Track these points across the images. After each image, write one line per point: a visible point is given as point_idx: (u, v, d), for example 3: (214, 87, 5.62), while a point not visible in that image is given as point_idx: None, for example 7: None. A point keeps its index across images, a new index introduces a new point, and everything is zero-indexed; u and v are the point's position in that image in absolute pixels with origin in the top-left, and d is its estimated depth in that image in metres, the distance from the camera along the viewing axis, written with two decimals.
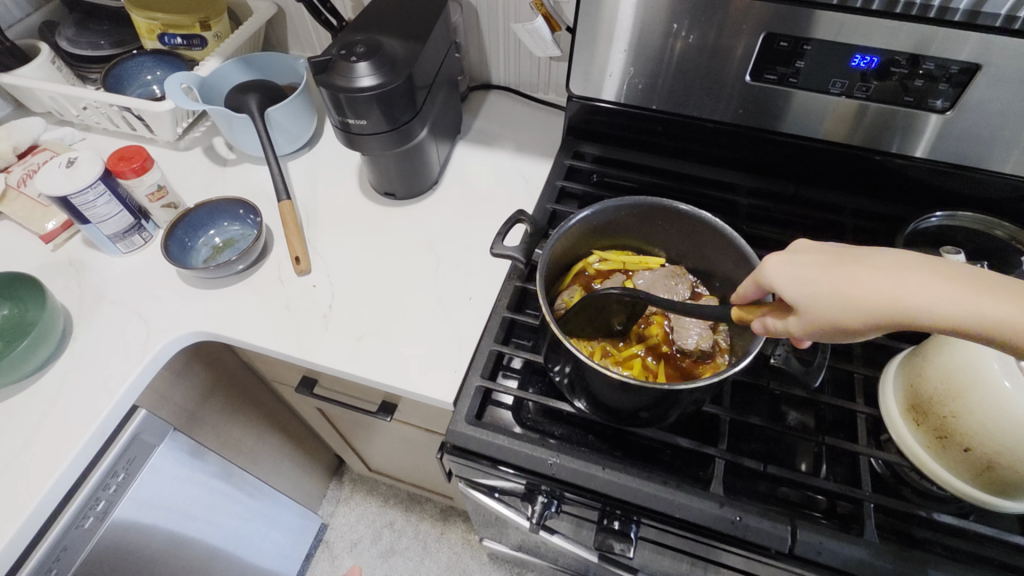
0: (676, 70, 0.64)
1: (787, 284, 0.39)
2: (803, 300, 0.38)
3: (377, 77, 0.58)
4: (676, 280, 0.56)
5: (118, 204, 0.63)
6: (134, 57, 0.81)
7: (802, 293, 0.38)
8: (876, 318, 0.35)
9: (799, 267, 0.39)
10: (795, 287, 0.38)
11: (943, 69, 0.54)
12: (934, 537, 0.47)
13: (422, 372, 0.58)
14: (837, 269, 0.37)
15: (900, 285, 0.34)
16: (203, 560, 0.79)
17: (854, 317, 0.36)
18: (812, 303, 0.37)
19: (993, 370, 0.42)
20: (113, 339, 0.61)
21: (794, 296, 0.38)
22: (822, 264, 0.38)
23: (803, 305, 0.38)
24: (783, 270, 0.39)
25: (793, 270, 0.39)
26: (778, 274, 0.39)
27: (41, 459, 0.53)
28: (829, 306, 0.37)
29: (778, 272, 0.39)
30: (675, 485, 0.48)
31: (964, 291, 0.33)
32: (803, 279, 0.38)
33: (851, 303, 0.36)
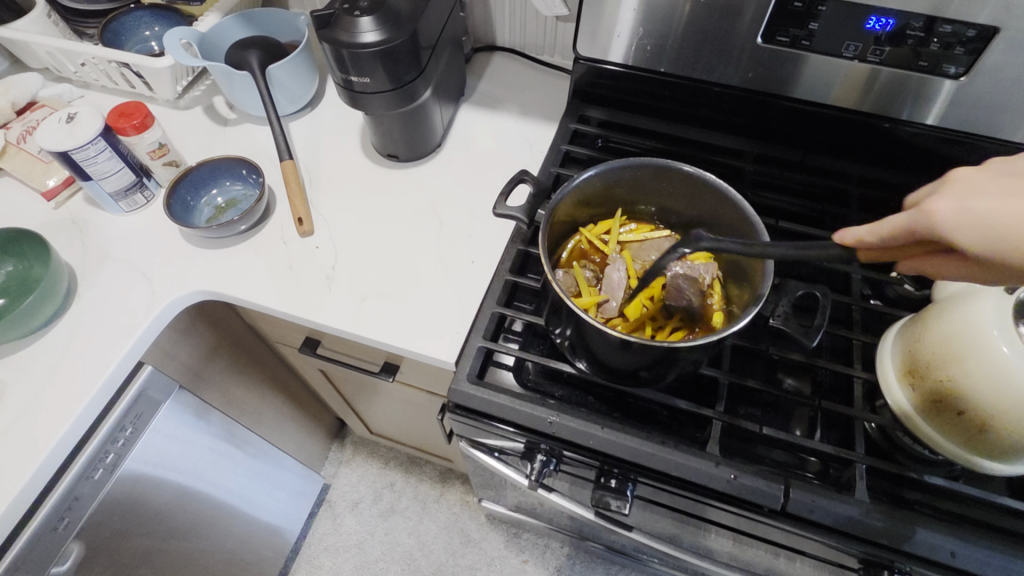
0: (685, 32, 0.63)
1: (972, 214, 0.33)
2: (981, 220, 0.32)
3: (381, 32, 0.57)
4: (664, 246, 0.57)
5: (120, 160, 0.63)
6: (132, 11, 0.79)
7: (983, 216, 0.32)
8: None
9: (995, 191, 0.33)
10: (999, 221, 0.32)
11: (959, 33, 0.53)
12: (923, 498, 0.48)
13: (425, 331, 0.59)
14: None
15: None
16: (211, 513, 0.81)
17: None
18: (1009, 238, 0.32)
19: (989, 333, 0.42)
20: (118, 297, 0.61)
21: (968, 220, 0.33)
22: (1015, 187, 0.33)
23: (979, 228, 0.32)
24: (962, 200, 0.33)
25: (987, 197, 0.33)
26: (969, 198, 0.33)
27: (52, 412, 0.55)
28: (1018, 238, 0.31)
29: (965, 201, 0.33)
30: (673, 445, 0.49)
31: None
32: (991, 201, 0.33)
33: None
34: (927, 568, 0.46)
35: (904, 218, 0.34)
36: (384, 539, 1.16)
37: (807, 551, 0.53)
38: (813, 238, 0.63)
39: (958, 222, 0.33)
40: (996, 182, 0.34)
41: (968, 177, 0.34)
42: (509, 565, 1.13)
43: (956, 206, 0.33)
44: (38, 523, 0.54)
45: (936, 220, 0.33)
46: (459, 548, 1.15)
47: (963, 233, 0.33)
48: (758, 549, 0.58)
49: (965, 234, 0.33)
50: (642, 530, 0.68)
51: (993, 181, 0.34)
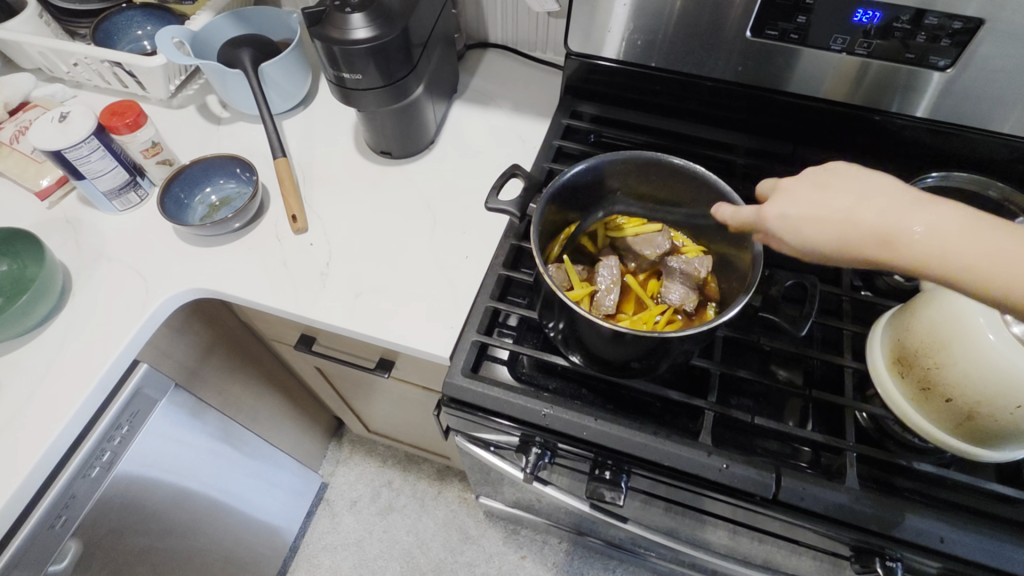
0: (675, 27, 0.63)
1: (791, 217, 0.37)
2: (796, 226, 0.37)
3: (373, 29, 0.57)
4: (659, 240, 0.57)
5: (113, 159, 0.63)
6: (124, 10, 0.79)
7: (800, 219, 0.37)
8: (861, 247, 0.35)
9: (807, 197, 0.37)
10: (809, 222, 0.36)
11: (945, 26, 0.54)
12: (914, 485, 0.49)
13: (419, 326, 0.59)
14: (846, 195, 0.36)
15: (899, 210, 0.34)
16: (208, 512, 0.81)
17: (855, 242, 0.35)
18: (818, 233, 0.36)
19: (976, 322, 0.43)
20: (113, 295, 0.62)
21: (784, 225, 0.37)
22: (828, 189, 0.37)
23: (799, 230, 0.37)
24: (785, 202, 0.37)
25: (802, 203, 0.37)
26: (788, 206, 0.37)
27: (47, 410, 0.55)
28: (831, 231, 0.35)
29: (785, 207, 0.37)
30: (665, 436, 0.49)
31: (953, 223, 0.32)
32: (801, 206, 0.37)
33: (846, 229, 0.35)
34: (918, 554, 0.46)
35: (749, 212, 0.39)
36: (383, 537, 1.16)
37: (800, 540, 0.53)
38: None
39: (797, 222, 0.37)
40: (807, 184, 0.38)
41: (800, 180, 0.38)
42: (507, 561, 1.14)
43: (777, 211, 0.37)
44: (35, 521, 0.54)
45: (770, 219, 0.38)
46: (457, 545, 1.15)
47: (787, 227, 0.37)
48: (752, 539, 0.58)
49: (793, 234, 0.37)
50: (637, 522, 0.69)
51: (813, 186, 0.37)
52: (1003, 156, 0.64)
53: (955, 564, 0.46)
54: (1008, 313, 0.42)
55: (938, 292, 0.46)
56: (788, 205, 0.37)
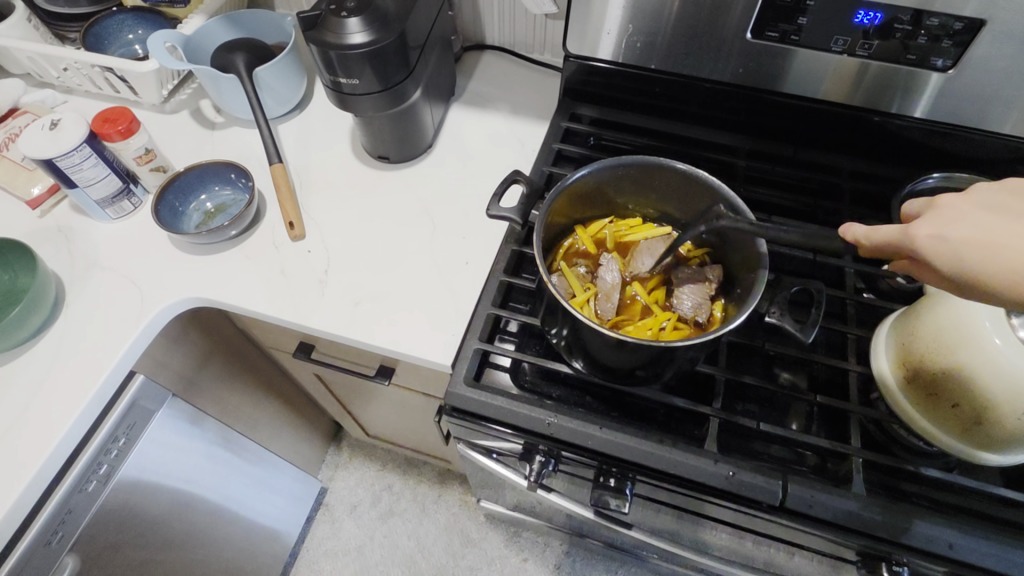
0: (675, 28, 0.62)
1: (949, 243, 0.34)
2: (958, 246, 0.34)
3: (369, 33, 0.56)
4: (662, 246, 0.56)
5: (105, 167, 0.62)
6: (114, 14, 0.78)
7: (962, 242, 0.34)
8: (995, 277, 0.33)
9: (976, 220, 0.34)
10: (966, 244, 0.34)
11: (946, 26, 0.54)
12: (920, 490, 0.48)
13: (420, 334, 0.58)
14: (1017, 223, 0.34)
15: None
16: (207, 522, 0.80)
17: (999, 273, 0.32)
18: (988, 259, 0.33)
19: (982, 325, 0.42)
20: (107, 306, 0.61)
21: (942, 245, 0.34)
22: (1001, 214, 0.34)
23: (964, 251, 0.34)
24: (953, 224, 0.35)
25: (968, 224, 0.34)
26: (947, 225, 0.35)
27: (42, 424, 0.54)
28: (996, 261, 0.33)
29: (945, 229, 0.35)
30: (671, 443, 0.49)
31: None
32: (966, 228, 0.34)
33: (1011, 256, 0.32)
34: (925, 560, 0.46)
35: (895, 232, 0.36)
36: (383, 542, 1.16)
37: (807, 546, 0.53)
38: (806, 232, 0.63)
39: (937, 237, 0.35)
40: (979, 207, 0.35)
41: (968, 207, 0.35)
42: (509, 564, 1.13)
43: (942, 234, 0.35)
44: (31, 536, 0.53)
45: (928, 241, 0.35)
46: (458, 549, 1.15)
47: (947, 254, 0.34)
48: (757, 544, 0.58)
49: (946, 255, 0.34)
50: (641, 527, 0.68)
51: (978, 208, 0.35)
52: (1003, 157, 0.63)
53: (963, 570, 0.46)
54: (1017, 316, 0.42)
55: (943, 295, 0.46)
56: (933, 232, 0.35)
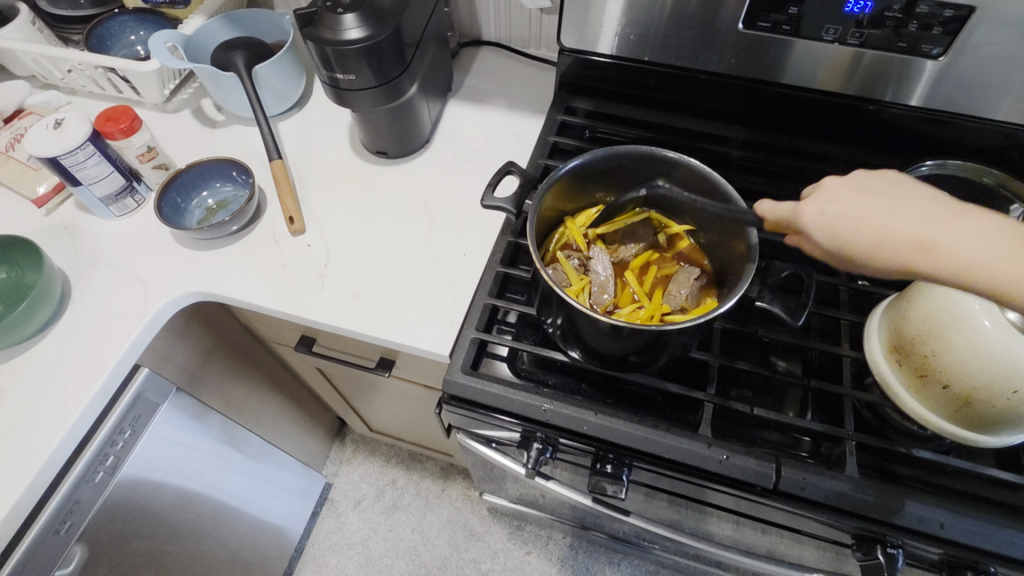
0: (669, 20, 0.63)
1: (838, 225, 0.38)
2: (835, 224, 0.38)
3: (365, 29, 0.57)
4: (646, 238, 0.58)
5: (109, 165, 0.63)
6: (116, 16, 0.79)
7: (836, 218, 0.38)
8: (902, 255, 0.36)
9: (847, 202, 0.38)
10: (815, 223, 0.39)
11: (937, 13, 0.54)
12: (914, 472, 0.49)
13: (418, 324, 0.59)
14: (892, 206, 0.37)
15: (938, 220, 0.35)
16: (211, 515, 0.81)
17: (895, 251, 0.36)
18: (866, 235, 0.37)
19: (971, 306, 0.43)
20: (112, 301, 0.62)
21: (821, 225, 0.38)
22: (874, 194, 0.38)
23: (838, 228, 0.38)
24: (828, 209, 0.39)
25: (846, 200, 0.38)
26: (827, 203, 0.38)
27: (50, 416, 0.55)
28: (891, 244, 0.36)
29: (824, 206, 0.38)
30: (665, 428, 0.50)
31: (978, 233, 0.34)
32: (841, 205, 0.38)
33: (882, 235, 0.36)
34: (919, 541, 0.47)
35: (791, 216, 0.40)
36: (388, 536, 1.17)
37: (803, 529, 0.53)
38: None
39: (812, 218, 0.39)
40: (854, 187, 0.39)
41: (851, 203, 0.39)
42: (512, 557, 1.14)
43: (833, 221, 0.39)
44: (39, 526, 0.54)
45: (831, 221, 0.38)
46: (462, 542, 1.16)
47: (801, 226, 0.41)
48: (755, 529, 0.59)
49: (821, 232, 0.38)
50: (641, 515, 0.69)
51: (850, 187, 0.39)
52: (997, 144, 0.64)
53: (956, 550, 0.46)
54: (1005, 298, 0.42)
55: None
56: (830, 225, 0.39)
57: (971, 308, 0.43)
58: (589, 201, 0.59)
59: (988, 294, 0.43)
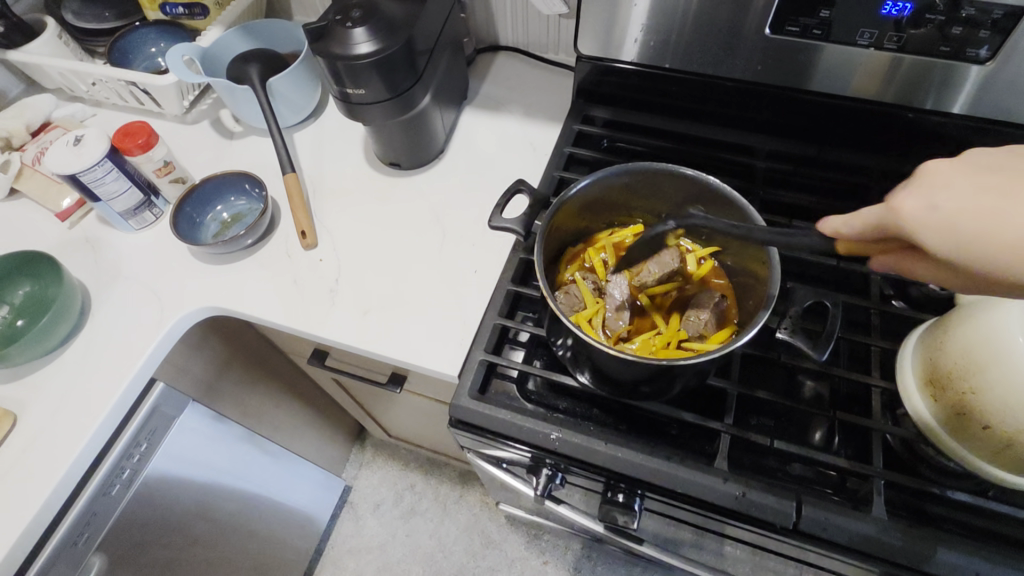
0: (691, 25, 0.60)
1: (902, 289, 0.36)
2: (947, 222, 0.30)
3: (375, 42, 0.56)
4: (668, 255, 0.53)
5: (127, 180, 0.64)
6: (137, 28, 0.80)
7: (949, 214, 0.31)
8: (999, 258, 0.29)
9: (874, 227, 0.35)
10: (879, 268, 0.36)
11: (985, 14, 0.50)
12: (950, 514, 0.46)
13: (428, 343, 0.58)
14: (1013, 194, 0.29)
15: None
16: (230, 521, 0.82)
17: (994, 253, 0.29)
18: (978, 231, 0.29)
19: (1015, 342, 0.39)
20: (129, 315, 0.63)
21: (929, 222, 0.31)
22: (989, 182, 0.30)
23: (951, 222, 0.30)
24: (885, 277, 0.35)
25: (960, 187, 0.31)
26: (937, 195, 0.31)
27: (67, 431, 0.56)
28: (997, 248, 0.29)
29: (932, 198, 0.31)
30: (679, 460, 0.47)
31: None
32: (958, 199, 0.30)
33: (1006, 235, 0.29)
34: None
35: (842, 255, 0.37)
36: (406, 541, 1.17)
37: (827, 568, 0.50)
38: None
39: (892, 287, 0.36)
40: (971, 175, 0.31)
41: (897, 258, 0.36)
42: (529, 567, 1.13)
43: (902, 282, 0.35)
44: (57, 538, 0.55)
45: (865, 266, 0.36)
46: (479, 550, 1.15)
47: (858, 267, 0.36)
48: (777, 563, 0.56)
49: (927, 231, 0.31)
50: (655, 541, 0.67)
51: (969, 174, 0.31)
52: None
53: None
54: None
55: (974, 308, 0.43)
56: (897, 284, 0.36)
57: (1015, 343, 0.39)
58: (603, 220, 0.57)
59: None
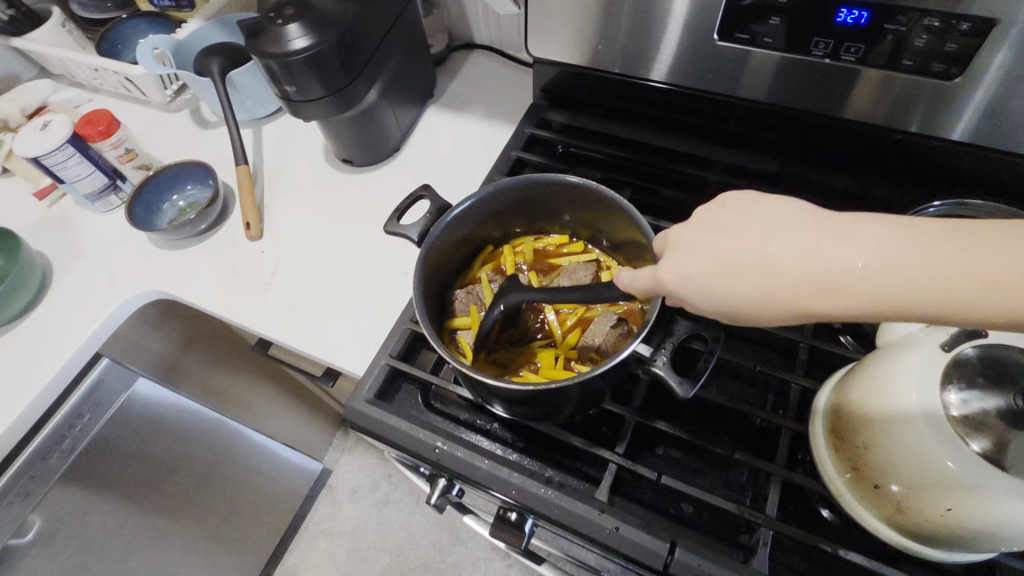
0: (640, 29, 0.57)
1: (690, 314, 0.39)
2: (712, 289, 0.35)
3: (308, 38, 0.55)
4: (579, 269, 0.52)
5: (90, 165, 0.67)
6: (127, 19, 0.84)
7: (715, 284, 0.35)
8: (795, 302, 0.32)
9: (703, 248, 0.36)
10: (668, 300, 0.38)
11: (948, 25, 0.45)
12: (840, 575, 0.42)
13: (344, 342, 0.58)
14: (758, 232, 0.34)
15: (812, 245, 0.31)
16: (191, 494, 0.86)
17: (788, 300, 0.32)
18: (760, 290, 0.33)
19: (907, 395, 0.36)
20: (84, 293, 0.66)
21: (693, 288, 0.36)
22: (723, 240, 0.35)
23: (721, 295, 0.35)
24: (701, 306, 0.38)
25: (699, 254, 0.36)
26: (684, 261, 0.36)
27: (9, 397, 0.59)
28: (792, 299, 0.32)
29: (683, 265, 0.36)
30: (560, 487, 0.46)
31: (900, 240, 0.29)
32: (701, 260, 0.35)
33: (775, 286, 0.32)
34: None
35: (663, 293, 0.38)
36: (377, 528, 1.21)
37: None
38: None
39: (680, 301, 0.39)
40: (704, 230, 0.36)
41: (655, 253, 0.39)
42: (493, 568, 1.15)
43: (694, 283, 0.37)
44: None
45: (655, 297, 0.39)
46: (445, 545, 1.18)
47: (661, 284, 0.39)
48: None
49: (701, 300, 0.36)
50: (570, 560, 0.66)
51: (700, 233, 0.36)
52: None
53: None
54: (952, 389, 0.35)
55: (881, 354, 0.40)
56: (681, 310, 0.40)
57: (909, 397, 0.36)
58: (526, 226, 0.54)
59: (932, 382, 0.36)
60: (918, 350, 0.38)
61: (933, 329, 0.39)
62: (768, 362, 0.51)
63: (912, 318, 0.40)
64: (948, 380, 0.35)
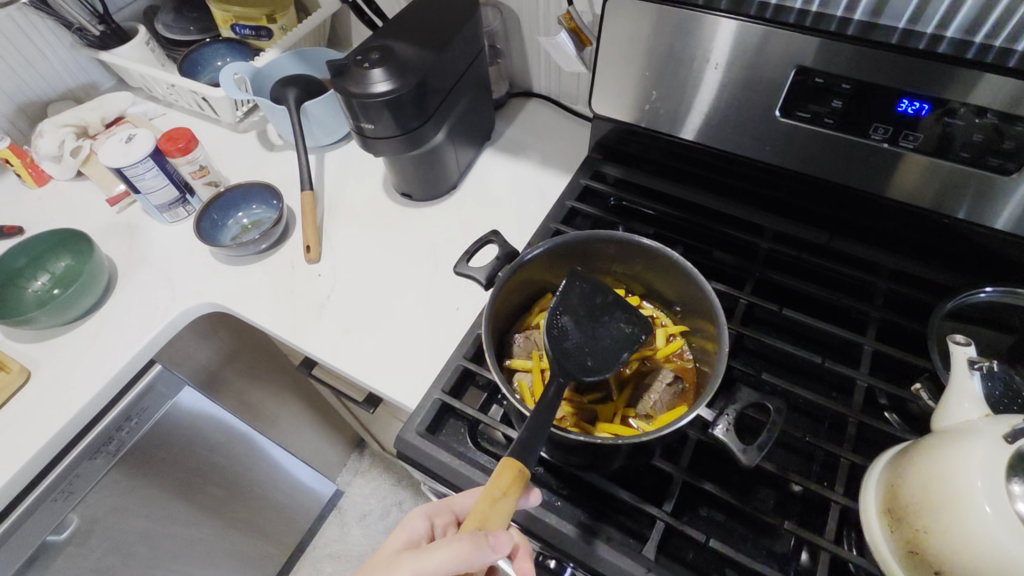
0: (703, 98, 0.59)
1: (445, 564, 0.38)
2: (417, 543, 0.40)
3: (391, 83, 0.59)
4: None
5: (166, 178, 0.70)
6: (209, 43, 0.89)
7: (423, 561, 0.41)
8: None
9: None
10: None
11: (1009, 124, 0.47)
12: None
13: (396, 373, 0.60)
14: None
15: None
16: (215, 506, 0.88)
17: None
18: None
19: (968, 484, 0.36)
20: (146, 300, 0.69)
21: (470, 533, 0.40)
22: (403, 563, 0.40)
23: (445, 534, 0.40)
24: (423, 558, 0.39)
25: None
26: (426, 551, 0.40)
27: (68, 397, 0.62)
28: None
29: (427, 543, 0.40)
30: (607, 540, 0.47)
31: None
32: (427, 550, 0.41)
33: None
34: None
35: None
36: None
37: None
38: (822, 333, 0.57)
39: (459, 560, 0.38)
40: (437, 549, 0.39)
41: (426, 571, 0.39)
42: None
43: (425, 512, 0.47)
44: (38, 493, 0.60)
45: (473, 554, 0.38)
46: None
47: (485, 522, 0.40)
48: None
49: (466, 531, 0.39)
50: None
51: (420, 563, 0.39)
52: None
53: None
54: (1016, 482, 0.35)
55: (940, 440, 0.40)
56: (463, 559, 0.38)
57: (970, 486, 0.36)
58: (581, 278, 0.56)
59: (995, 476, 0.36)
60: (980, 438, 0.38)
61: (993, 419, 0.39)
62: (815, 433, 0.51)
63: (976, 409, 0.41)
64: (1012, 471, 0.35)
